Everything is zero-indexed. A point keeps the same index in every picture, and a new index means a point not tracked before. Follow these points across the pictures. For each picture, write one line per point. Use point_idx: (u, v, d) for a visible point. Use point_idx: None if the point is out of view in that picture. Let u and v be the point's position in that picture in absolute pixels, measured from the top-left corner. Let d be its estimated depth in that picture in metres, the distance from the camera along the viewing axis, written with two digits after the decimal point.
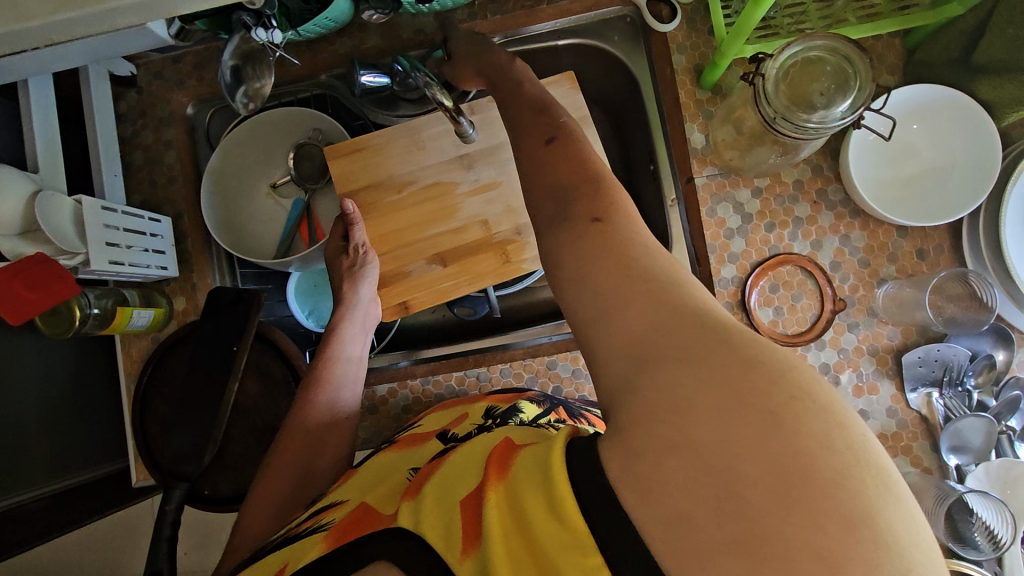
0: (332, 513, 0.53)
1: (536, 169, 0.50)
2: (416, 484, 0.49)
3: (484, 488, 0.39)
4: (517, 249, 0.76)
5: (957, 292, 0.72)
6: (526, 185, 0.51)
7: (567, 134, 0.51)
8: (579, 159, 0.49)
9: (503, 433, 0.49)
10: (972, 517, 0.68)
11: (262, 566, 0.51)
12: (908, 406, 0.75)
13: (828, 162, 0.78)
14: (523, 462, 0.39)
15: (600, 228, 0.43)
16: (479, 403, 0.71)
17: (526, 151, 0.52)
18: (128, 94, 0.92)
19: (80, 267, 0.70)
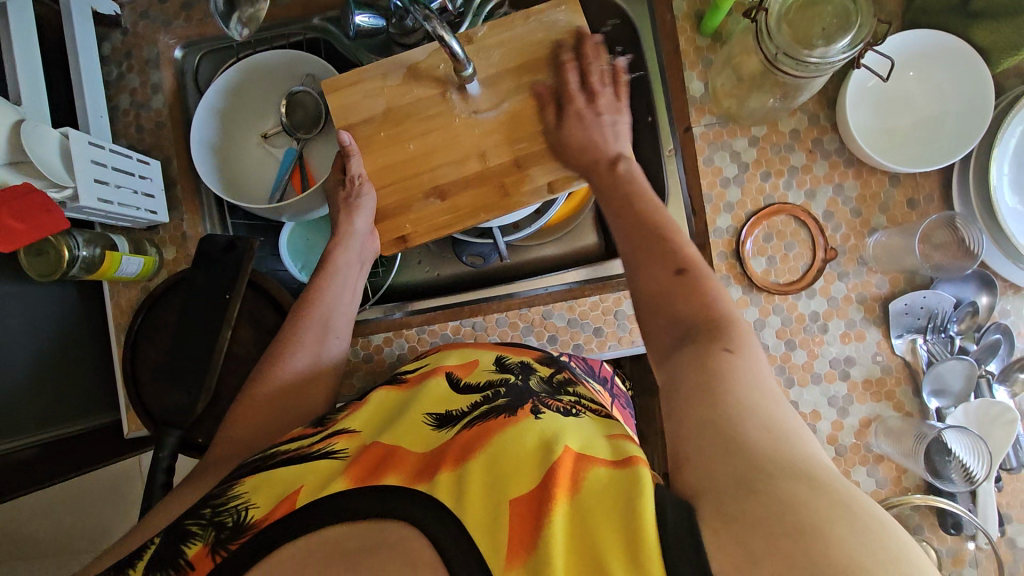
0: (344, 444, 0.54)
1: (665, 298, 0.53)
2: (453, 452, 0.50)
3: (551, 497, 0.42)
4: (515, 182, 0.75)
5: (945, 240, 0.74)
6: (649, 312, 0.54)
7: (697, 270, 0.54)
8: (711, 297, 0.51)
9: (557, 428, 0.51)
10: (948, 456, 0.71)
11: (270, 479, 0.50)
12: (893, 353, 0.77)
13: (824, 111, 0.79)
14: (596, 486, 0.42)
15: (730, 359, 0.44)
16: (488, 351, 0.70)
17: (655, 279, 0.55)
18: (113, 35, 0.89)
19: (67, 202, 0.69)
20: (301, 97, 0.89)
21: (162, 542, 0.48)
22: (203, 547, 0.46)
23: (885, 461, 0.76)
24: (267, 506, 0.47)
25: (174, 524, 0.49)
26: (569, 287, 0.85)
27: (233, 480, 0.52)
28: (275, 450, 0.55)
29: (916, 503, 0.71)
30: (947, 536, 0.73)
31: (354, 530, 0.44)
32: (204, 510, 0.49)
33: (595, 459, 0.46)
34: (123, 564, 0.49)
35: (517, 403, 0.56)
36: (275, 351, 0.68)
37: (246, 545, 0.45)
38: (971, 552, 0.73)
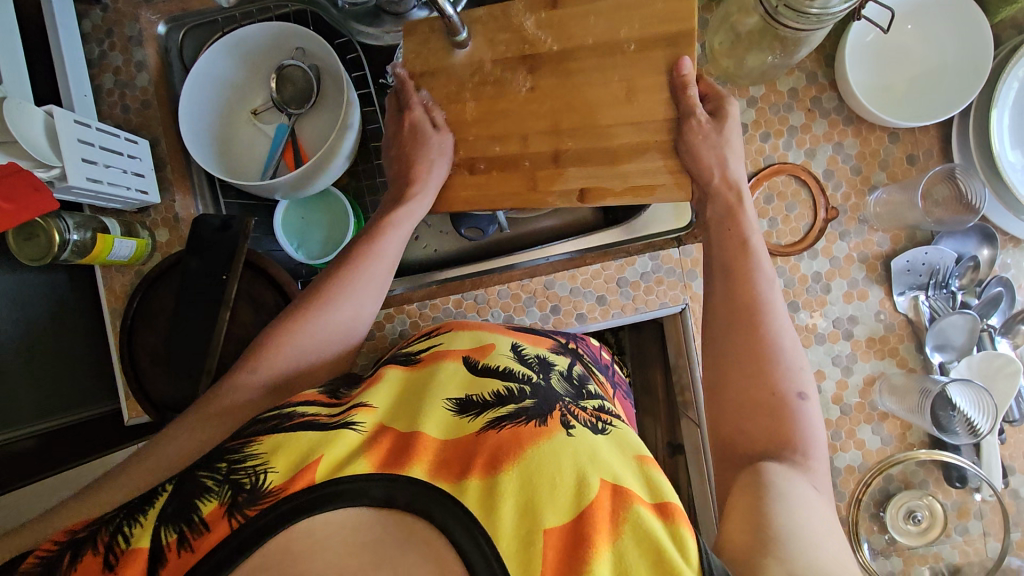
0: (363, 417, 0.51)
1: (762, 403, 0.54)
2: (484, 453, 0.48)
3: (591, 540, 0.43)
4: (550, 176, 0.68)
5: (946, 195, 0.74)
6: (739, 404, 0.55)
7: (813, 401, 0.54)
8: (812, 432, 0.52)
9: (590, 451, 0.50)
10: (953, 410, 0.71)
11: (290, 442, 0.47)
12: (895, 310, 0.77)
13: (822, 69, 0.78)
14: (642, 532, 0.44)
15: (804, 487, 0.48)
16: (503, 335, 0.65)
17: (759, 377, 0.54)
18: (93, 12, 0.86)
19: (56, 181, 0.68)
20: (290, 71, 0.87)
21: (172, 493, 0.45)
22: (219, 507, 0.42)
23: (889, 418, 0.76)
24: (288, 473, 0.44)
25: (188, 473, 0.46)
26: (571, 256, 0.84)
27: (249, 437, 0.49)
28: (293, 410, 0.52)
29: (921, 458, 0.72)
30: (952, 489, 0.73)
31: (377, 516, 0.43)
32: (220, 465, 0.46)
33: (633, 494, 0.47)
34: (128, 509, 0.45)
35: (544, 408, 0.53)
36: (315, 299, 0.64)
37: (267, 513, 0.41)
38: (976, 505, 0.72)
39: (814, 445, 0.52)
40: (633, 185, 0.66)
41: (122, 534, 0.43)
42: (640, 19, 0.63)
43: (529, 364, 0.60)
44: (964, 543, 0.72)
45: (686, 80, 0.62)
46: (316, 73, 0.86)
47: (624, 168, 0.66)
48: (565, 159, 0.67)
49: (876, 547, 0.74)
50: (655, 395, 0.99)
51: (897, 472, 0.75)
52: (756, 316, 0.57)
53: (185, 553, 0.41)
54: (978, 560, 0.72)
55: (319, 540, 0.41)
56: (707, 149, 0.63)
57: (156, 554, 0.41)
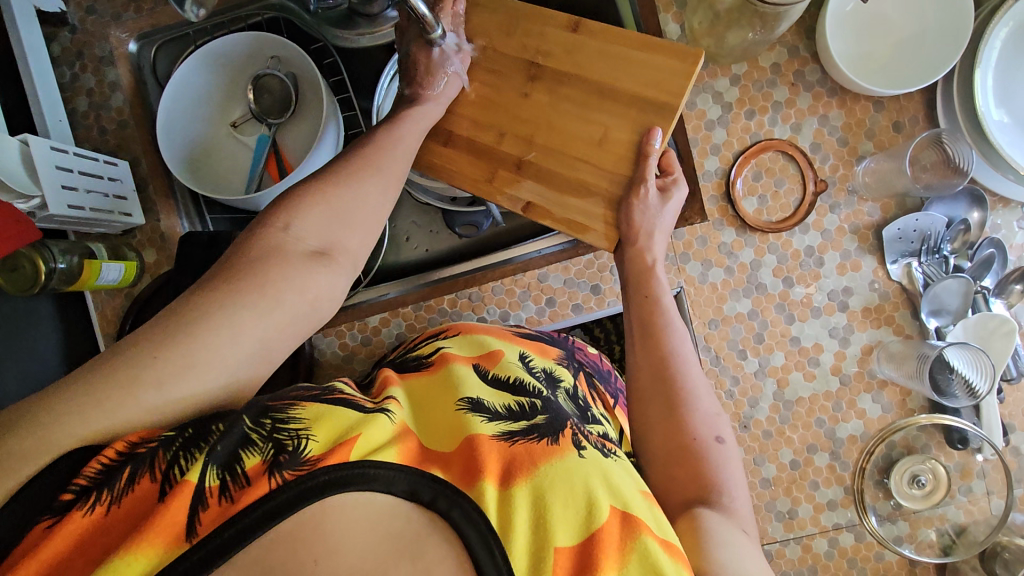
0: (394, 408, 0.50)
1: (679, 450, 0.55)
2: (501, 459, 0.48)
3: (598, 561, 0.44)
4: (507, 178, 0.69)
5: (933, 160, 0.75)
6: (662, 452, 0.56)
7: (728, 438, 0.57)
8: (730, 471, 0.55)
9: (601, 469, 0.50)
10: (951, 372, 0.72)
11: (330, 415, 0.46)
12: (889, 278, 0.77)
13: (803, 42, 0.78)
14: (645, 564, 0.44)
15: (737, 532, 0.49)
16: (511, 344, 0.64)
17: (678, 430, 0.56)
18: (61, 34, 0.85)
19: (36, 211, 0.67)
20: (266, 81, 0.86)
21: (224, 432, 0.43)
22: (261, 463, 0.41)
23: (889, 386, 0.77)
24: (327, 446, 0.43)
25: (238, 415, 0.45)
26: (563, 248, 0.84)
27: (292, 399, 0.48)
28: (333, 387, 0.52)
29: (922, 422, 0.72)
30: (954, 452, 0.74)
31: (402, 508, 0.43)
32: (265, 419, 0.45)
33: (641, 523, 0.46)
34: (186, 435, 0.43)
35: (556, 427, 0.52)
36: (333, 179, 0.59)
37: (307, 480, 0.40)
38: (979, 465, 0.73)
39: (734, 483, 0.54)
40: (570, 219, 0.67)
41: (177, 464, 0.41)
42: (634, 76, 0.65)
43: (537, 375, 0.60)
44: (968, 503, 0.73)
45: (650, 150, 0.64)
46: (293, 81, 0.85)
47: (571, 200, 0.67)
48: (526, 169, 0.68)
49: (881, 513, 0.75)
50: None
51: (899, 439, 0.75)
52: (673, 372, 0.58)
53: (227, 503, 0.40)
54: (982, 519, 0.73)
55: (347, 520, 0.41)
56: (641, 213, 0.64)
57: (198, 495, 0.40)
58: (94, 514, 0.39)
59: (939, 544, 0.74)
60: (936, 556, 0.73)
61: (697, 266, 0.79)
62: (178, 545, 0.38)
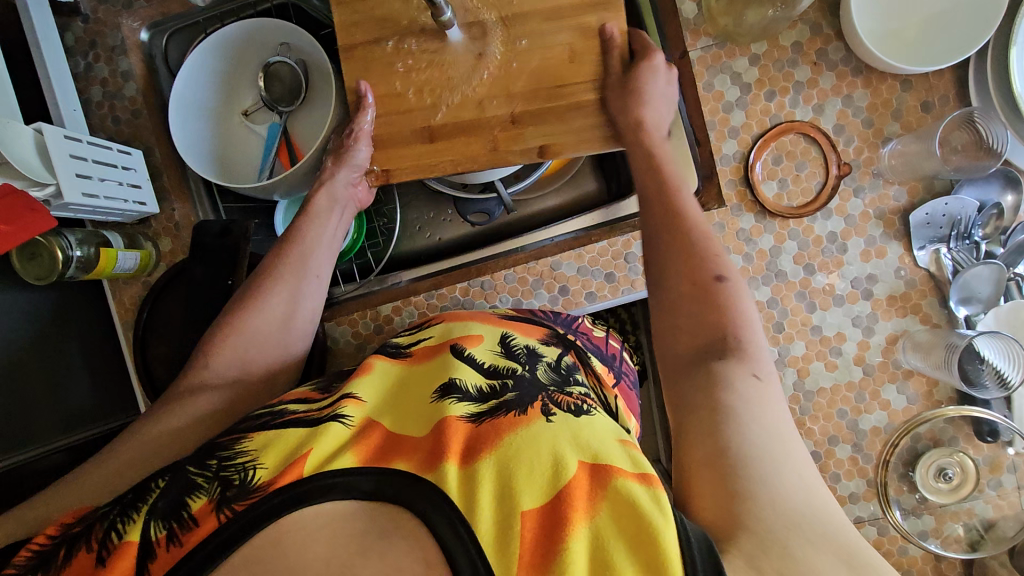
0: (352, 410, 0.49)
1: (686, 307, 0.53)
2: (461, 441, 0.46)
3: (568, 515, 0.41)
4: (509, 137, 0.69)
5: (964, 141, 0.71)
6: (672, 315, 0.54)
7: (735, 283, 0.54)
8: (739, 317, 0.51)
9: (570, 431, 0.48)
10: (981, 363, 0.69)
11: (279, 438, 0.46)
12: (916, 265, 0.74)
13: (826, 19, 0.75)
14: (619, 508, 0.41)
15: (752, 382, 0.46)
16: (493, 326, 0.63)
17: (692, 279, 0.54)
18: (74, 24, 0.85)
19: (51, 199, 0.67)
20: (277, 68, 0.86)
21: (165, 487, 0.43)
22: (208, 503, 0.41)
23: (914, 376, 0.74)
24: (276, 469, 0.42)
25: (181, 467, 0.45)
26: (575, 235, 0.82)
27: (241, 431, 0.48)
28: (282, 408, 0.51)
29: (950, 415, 0.71)
30: (983, 445, 0.71)
31: (365, 511, 0.42)
32: (210, 461, 0.45)
33: (615, 468, 0.44)
34: (124, 504, 0.44)
35: (524, 401, 0.51)
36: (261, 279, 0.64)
37: (255, 508, 0.40)
38: (1010, 459, 0.70)
39: (750, 329, 0.51)
40: (584, 139, 0.68)
41: (114, 530, 0.41)
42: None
43: (517, 353, 0.59)
44: (997, 497, 0.71)
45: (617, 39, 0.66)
46: (303, 68, 0.85)
47: (573, 121, 0.68)
48: (522, 119, 0.68)
49: (906, 506, 0.73)
50: None
51: (925, 431, 0.73)
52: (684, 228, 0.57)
53: (175, 549, 0.39)
54: (1012, 513, 0.70)
55: (309, 534, 0.40)
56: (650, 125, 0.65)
57: (146, 548, 0.40)
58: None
59: (966, 539, 0.71)
60: (963, 552, 0.71)
61: None
62: None
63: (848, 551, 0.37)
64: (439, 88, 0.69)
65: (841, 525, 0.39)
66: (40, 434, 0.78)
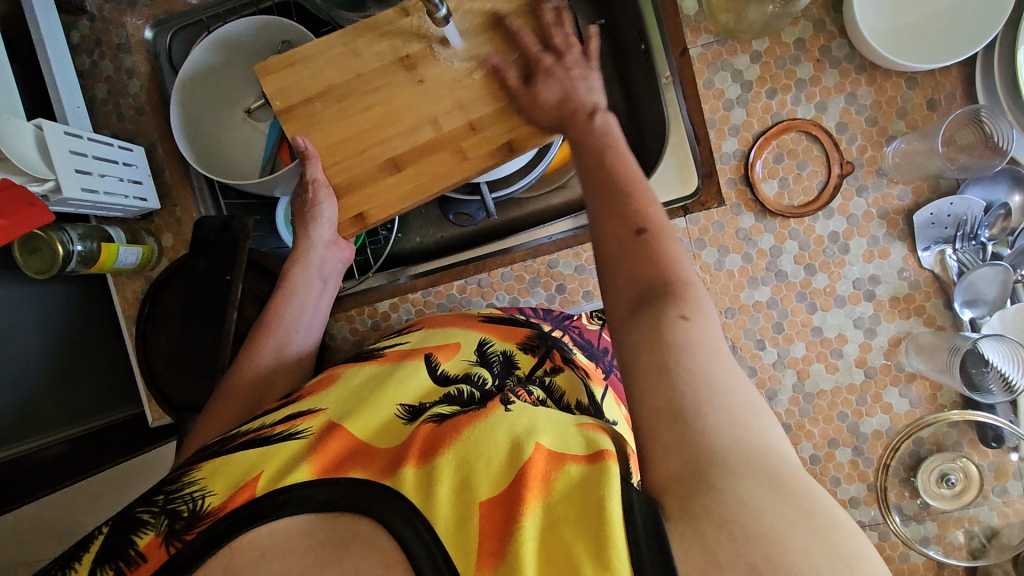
0: (310, 423, 0.50)
1: (618, 260, 0.48)
2: (419, 446, 0.46)
3: (522, 501, 0.39)
4: (473, 143, 0.70)
5: (969, 140, 0.70)
6: (604, 272, 0.49)
7: (656, 225, 0.48)
8: (670, 262, 0.46)
9: (527, 422, 0.46)
10: (986, 367, 0.68)
11: (228, 462, 0.45)
12: (921, 266, 0.73)
13: (830, 15, 0.74)
14: (570, 487, 0.39)
15: (690, 328, 0.41)
16: (470, 332, 0.65)
17: (616, 234, 0.49)
18: (80, 23, 0.86)
19: (50, 195, 0.68)
20: None
21: (111, 530, 0.43)
22: (155, 537, 0.41)
23: (918, 379, 0.73)
24: (225, 493, 0.43)
25: (129, 509, 0.44)
26: (575, 232, 0.82)
27: (194, 463, 0.48)
28: (240, 429, 0.51)
29: (952, 419, 0.70)
30: (988, 451, 0.69)
31: (321, 522, 0.41)
32: (158, 496, 0.45)
33: (570, 453, 0.42)
34: (71, 555, 0.44)
35: (487, 399, 0.52)
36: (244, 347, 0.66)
37: (202, 535, 0.40)
38: (1016, 465, 0.68)
39: (687, 274, 0.46)
40: None
41: None
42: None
43: (491, 359, 0.62)
44: (1003, 505, 0.69)
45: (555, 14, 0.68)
46: None
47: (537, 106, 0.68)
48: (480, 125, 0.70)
49: (908, 512, 0.72)
50: None
51: (928, 435, 0.71)
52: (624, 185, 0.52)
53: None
54: (1017, 521, 0.69)
55: (262, 549, 0.40)
56: (584, 90, 0.64)
57: None
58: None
59: (968, 547, 0.70)
60: (965, 559, 0.70)
61: (713, 252, 0.76)
62: None
63: (788, 486, 0.34)
64: (395, 119, 0.71)
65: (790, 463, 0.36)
66: (47, 424, 0.80)
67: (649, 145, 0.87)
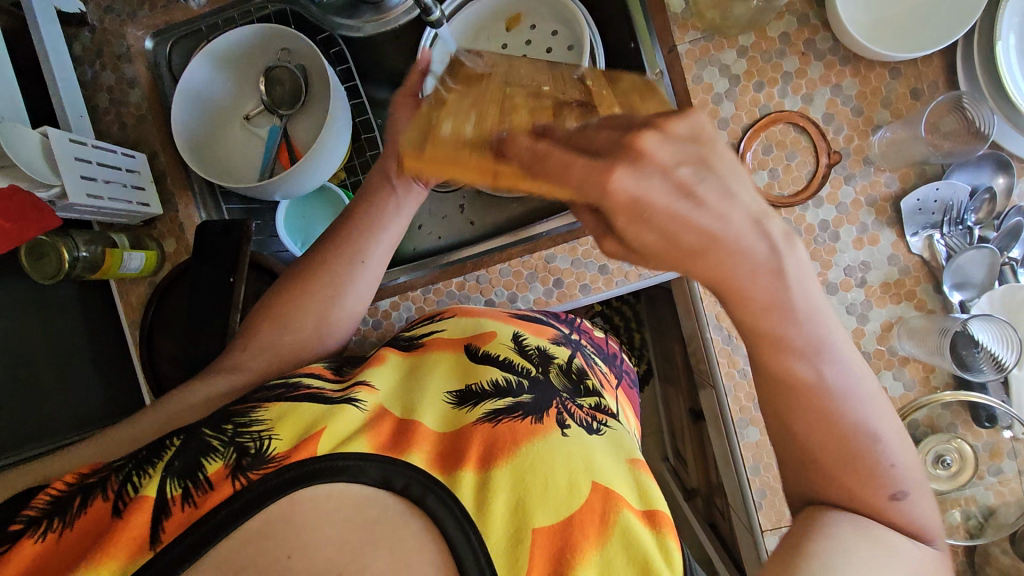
0: (366, 396, 0.51)
1: (844, 488, 0.45)
2: (478, 445, 0.49)
3: (579, 541, 0.45)
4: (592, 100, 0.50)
5: (953, 127, 0.72)
6: (825, 489, 0.46)
7: (909, 476, 0.45)
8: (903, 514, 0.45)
9: (583, 454, 0.50)
10: (977, 348, 0.69)
11: (296, 413, 0.47)
12: (910, 252, 0.74)
13: (814, 9, 0.76)
14: (632, 539, 0.46)
15: (897, 555, 0.43)
16: (505, 324, 0.64)
17: (863, 491, 0.45)
18: (81, 34, 0.88)
19: (56, 200, 0.70)
20: (278, 73, 0.89)
21: (180, 447, 0.44)
22: (224, 468, 0.42)
23: (911, 362, 0.74)
24: (292, 442, 0.44)
25: (198, 428, 0.46)
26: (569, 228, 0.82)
27: (257, 403, 0.49)
28: (298, 381, 0.53)
29: (947, 400, 0.70)
30: (982, 430, 0.70)
31: (377, 496, 0.43)
32: (227, 426, 0.46)
33: (620, 498, 0.48)
34: (139, 459, 0.45)
35: (540, 406, 0.53)
36: (296, 288, 0.64)
37: (270, 478, 0.41)
38: (1009, 445, 0.70)
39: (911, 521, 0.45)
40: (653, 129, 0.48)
41: (132, 484, 0.42)
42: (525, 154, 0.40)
43: (532, 353, 0.61)
44: (999, 484, 0.70)
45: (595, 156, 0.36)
46: (304, 73, 0.88)
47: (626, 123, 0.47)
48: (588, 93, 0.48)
49: None
50: (677, 364, 1.07)
51: (923, 418, 0.73)
52: (833, 401, 0.44)
53: (189, 509, 0.40)
54: (1014, 500, 0.69)
55: (320, 515, 0.41)
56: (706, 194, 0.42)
57: (161, 505, 0.40)
58: (46, 542, 0.40)
59: (965, 526, 0.71)
60: (964, 539, 0.70)
61: None
62: (139, 556, 0.38)
63: None
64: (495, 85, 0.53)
65: None
66: (50, 432, 0.81)
67: None
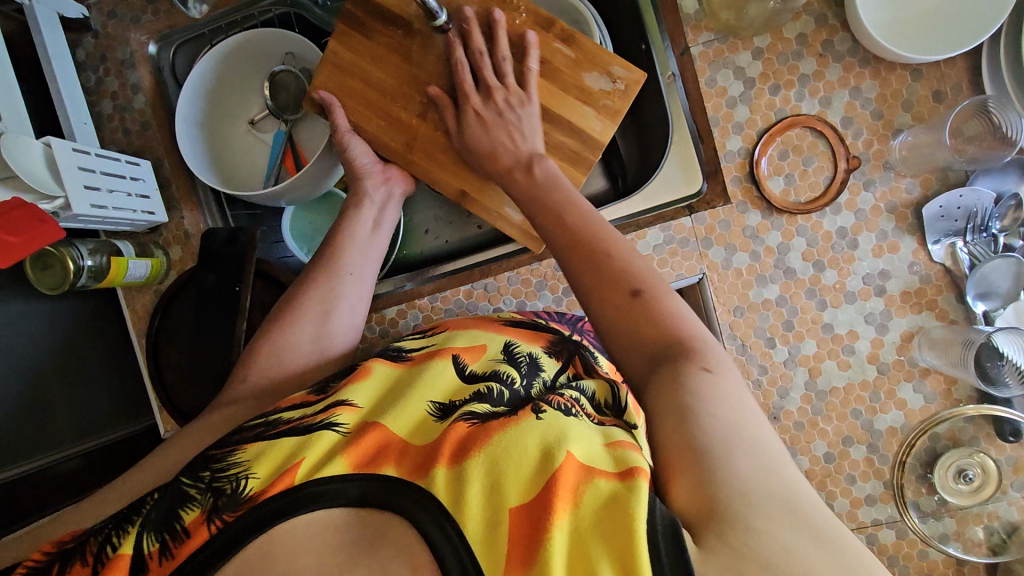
0: (347, 416, 0.50)
1: (620, 318, 0.49)
2: (450, 446, 0.46)
3: (551, 509, 0.39)
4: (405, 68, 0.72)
5: (977, 131, 0.69)
6: (609, 334, 0.50)
7: (651, 282, 0.50)
8: (672, 318, 0.48)
9: (559, 430, 0.46)
10: (1001, 360, 0.67)
11: (271, 447, 0.46)
12: (931, 260, 0.72)
13: (832, 9, 0.73)
14: (596, 502, 0.40)
15: (707, 376, 0.43)
16: (497, 335, 0.63)
17: (620, 307, 0.49)
18: (85, 39, 0.87)
19: (60, 211, 0.69)
20: (281, 76, 0.87)
21: (157, 500, 0.45)
22: (199, 514, 0.42)
23: (932, 374, 0.72)
24: (267, 477, 0.43)
25: (176, 479, 0.46)
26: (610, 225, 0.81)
27: (235, 442, 0.48)
28: (277, 418, 0.51)
29: (968, 414, 0.68)
30: (1006, 445, 0.68)
31: (354, 519, 0.43)
32: (204, 472, 0.46)
33: (601, 468, 0.42)
34: (118, 518, 0.45)
35: (517, 408, 0.51)
36: (272, 326, 0.63)
37: (243, 518, 0.41)
38: None
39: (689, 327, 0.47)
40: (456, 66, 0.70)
41: (111, 544, 0.43)
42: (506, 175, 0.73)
43: (521, 360, 0.59)
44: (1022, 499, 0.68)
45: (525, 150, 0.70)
46: (308, 75, 0.86)
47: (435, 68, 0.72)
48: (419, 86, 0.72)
49: (925, 509, 0.71)
50: None
51: (944, 430, 0.70)
52: (601, 249, 0.53)
53: (166, 560, 0.41)
54: None
55: (298, 543, 0.41)
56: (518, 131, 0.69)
57: (137, 561, 0.41)
58: None
59: (988, 543, 0.69)
60: (986, 556, 0.69)
61: (721, 251, 0.76)
62: None
63: (806, 520, 0.35)
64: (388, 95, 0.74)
65: (806, 491, 0.37)
66: (55, 439, 0.79)
67: (651, 145, 0.86)
